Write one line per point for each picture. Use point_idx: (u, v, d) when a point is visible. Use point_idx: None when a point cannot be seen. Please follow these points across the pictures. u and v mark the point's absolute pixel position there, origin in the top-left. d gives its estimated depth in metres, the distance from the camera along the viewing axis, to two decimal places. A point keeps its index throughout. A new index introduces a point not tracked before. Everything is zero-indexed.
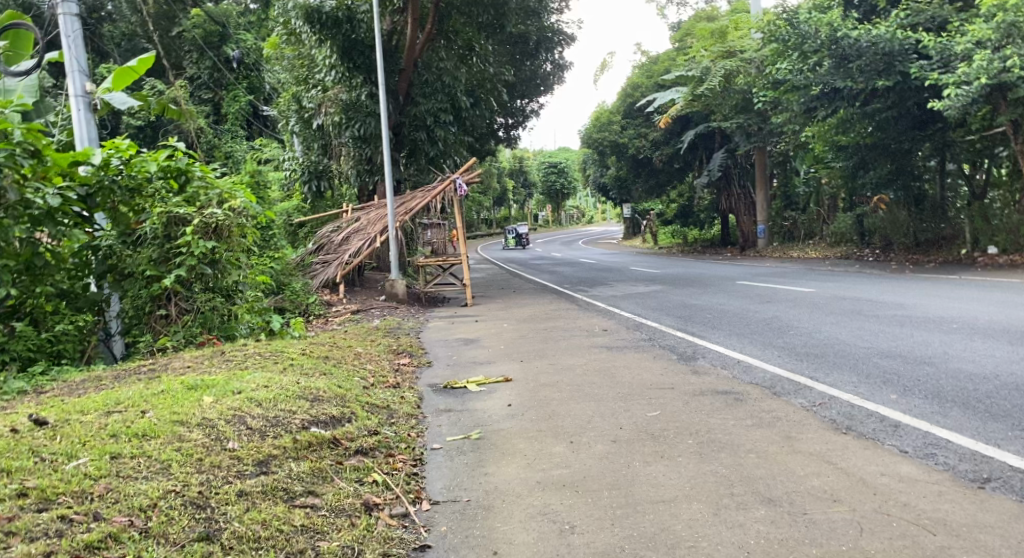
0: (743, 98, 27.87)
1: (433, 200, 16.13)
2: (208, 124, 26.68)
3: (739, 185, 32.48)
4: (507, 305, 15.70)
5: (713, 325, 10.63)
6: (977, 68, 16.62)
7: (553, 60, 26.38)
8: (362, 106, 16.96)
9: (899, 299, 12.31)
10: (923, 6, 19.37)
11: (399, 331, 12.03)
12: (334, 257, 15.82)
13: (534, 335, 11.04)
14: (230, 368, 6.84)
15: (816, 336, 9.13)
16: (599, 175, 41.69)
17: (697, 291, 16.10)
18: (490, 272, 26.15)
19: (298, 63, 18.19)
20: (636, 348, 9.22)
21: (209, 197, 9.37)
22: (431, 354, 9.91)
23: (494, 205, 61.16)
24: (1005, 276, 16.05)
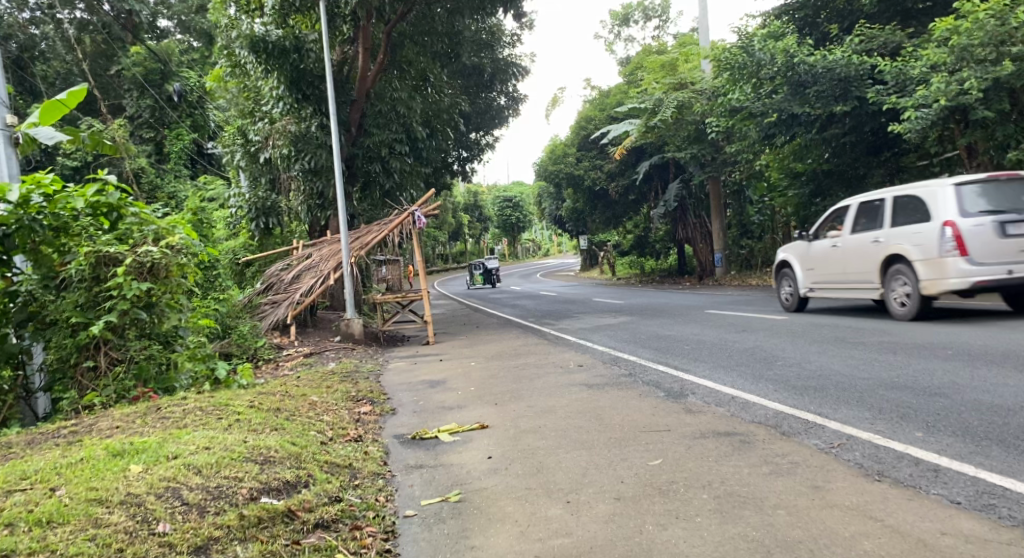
0: (696, 129, 27.70)
1: (390, 234, 15.28)
2: (149, 164, 25.57)
3: (694, 215, 32.30)
4: (471, 342, 14.95)
5: (694, 358, 10.00)
6: (936, 91, 16.33)
7: (507, 93, 25.97)
8: (312, 137, 16.19)
9: (880, 324, 11.86)
10: (875, 32, 19.23)
11: (358, 374, 11.21)
12: (285, 297, 14.95)
13: (505, 374, 10.33)
14: (166, 427, 5.96)
15: (807, 366, 8.53)
16: (555, 208, 41.38)
17: (667, 321, 15.50)
18: (449, 308, 25.42)
19: (245, 96, 17.45)
20: (617, 386, 8.56)
21: (143, 235, 8.53)
22: (395, 399, 9.11)
23: (449, 240, 60.54)
24: None
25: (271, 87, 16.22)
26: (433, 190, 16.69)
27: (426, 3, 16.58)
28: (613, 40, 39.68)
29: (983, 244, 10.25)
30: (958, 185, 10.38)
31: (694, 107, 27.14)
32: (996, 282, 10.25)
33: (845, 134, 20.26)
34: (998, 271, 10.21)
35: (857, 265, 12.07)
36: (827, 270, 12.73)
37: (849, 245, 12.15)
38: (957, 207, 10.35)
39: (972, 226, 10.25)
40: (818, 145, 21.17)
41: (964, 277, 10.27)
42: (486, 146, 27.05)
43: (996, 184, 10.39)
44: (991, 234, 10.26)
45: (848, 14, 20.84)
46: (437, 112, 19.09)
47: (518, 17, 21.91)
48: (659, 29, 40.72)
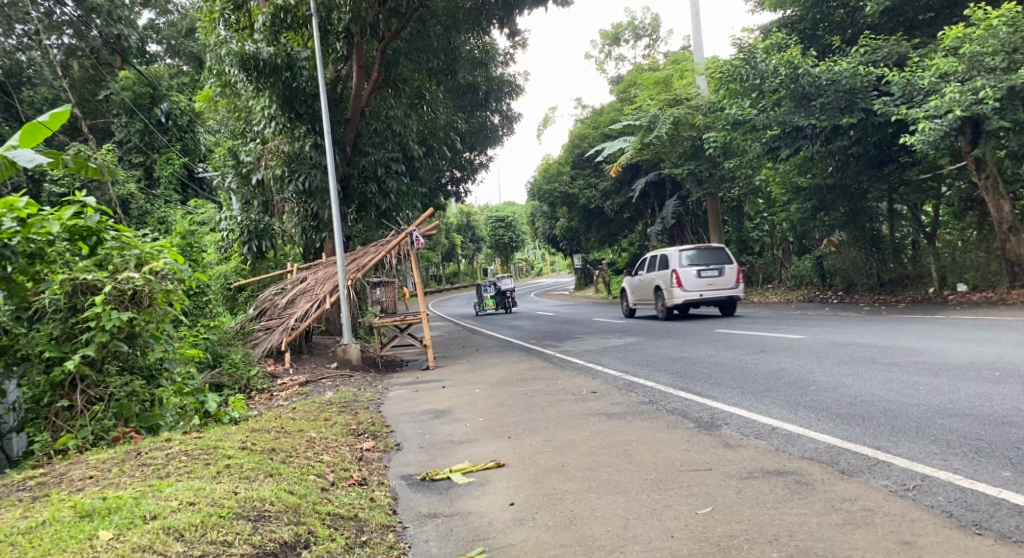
0: (693, 144, 27.14)
1: (388, 255, 14.63)
2: (137, 188, 24.73)
3: (693, 233, 31.43)
4: (475, 367, 14.30)
5: (718, 383, 9.38)
6: (947, 101, 15.83)
7: (502, 112, 25.51)
8: (306, 157, 15.56)
9: (906, 342, 11.29)
10: (880, 43, 18.65)
11: (356, 404, 10.52)
12: (278, 322, 14.24)
13: (514, 402, 9.69)
14: (146, 478, 5.27)
15: (845, 391, 7.91)
16: (550, 228, 40.74)
17: (677, 342, 14.86)
18: (446, 330, 24.72)
19: (234, 116, 16.79)
20: (641, 415, 7.95)
21: (124, 259, 7.83)
22: (398, 432, 8.41)
23: (443, 261, 59.69)
24: (995, 315, 15.17)
25: (263, 105, 15.60)
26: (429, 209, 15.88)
27: (421, 17, 15.98)
28: (604, 59, 39.22)
29: (691, 279, 18.06)
30: (681, 250, 18.27)
31: (691, 122, 26.63)
32: (696, 302, 18.08)
33: (853, 145, 19.74)
34: (696, 295, 18.02)
35: (647, 292, 20.18)
36: (639, 295, 20.52)
37: (644, 281, 20.04)
38: (678, 260, 18.20)
39: (685, 271, 18.10)
40: (824, 158, 20.61)
41: (680, 297, 18.11)
42: (480, 166, 26.40)
43: (701, 248, 18.20)
44: (696, 275, 18.09)
45: (852, 25, 20.35)
46: (433, 130, 18.50)
47: (513, 34, 21.42)
48: (651, 47, 40.31)
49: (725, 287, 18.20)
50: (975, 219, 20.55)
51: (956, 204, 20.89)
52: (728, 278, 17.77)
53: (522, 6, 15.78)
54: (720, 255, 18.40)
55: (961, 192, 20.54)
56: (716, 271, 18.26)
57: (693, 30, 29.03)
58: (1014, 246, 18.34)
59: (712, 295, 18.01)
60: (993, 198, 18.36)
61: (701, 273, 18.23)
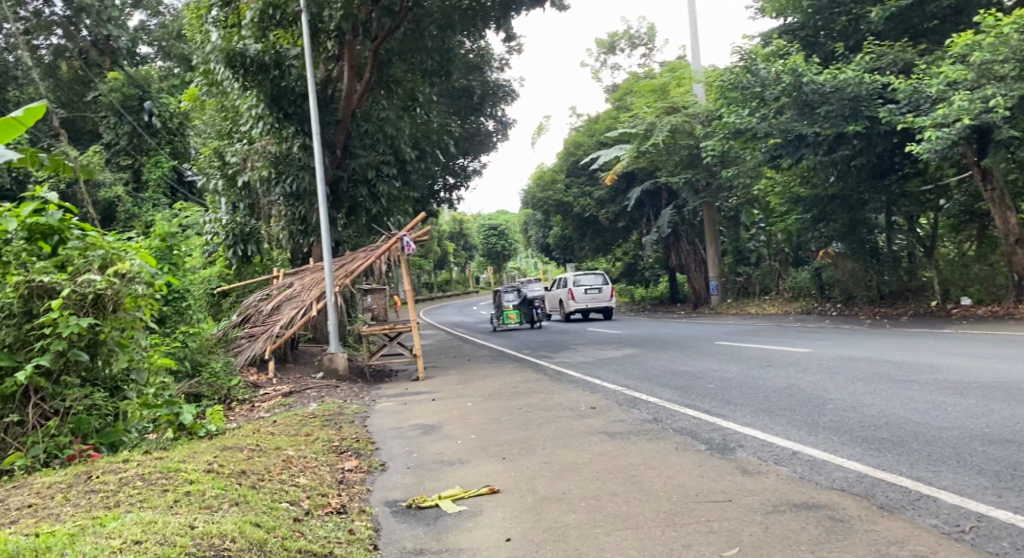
0: (690, 153, 26.56)
1: (377, 261, 14.05)
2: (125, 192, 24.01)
3: (688, 241, 30.49)
4: (467, 378, 13.71)
5: (727, 400, 8.81)
6: (956, 109, 15.23)
7: (496, 118, 24.94)
8: (294, 159, 15.01)
9: (921, 358, 10.72)
10: (885, 49, 18.08)
11: (341, 418, 9.88)
12: (262, 329, 13.61)
13: (508, 417, 9.10)
14: (94, 510, 4.80)
15: (867, 411, 7.34)
16: (544, 236, 40.24)
17: (677, 354, 14.32)
18: (437, 339, 24.09)
19: (221, 116, 16.00)
20: (646, 435, 7.40)
21: (87, 260, 7.25)
22: (384, 449, 7.81)
23: (435, 268, 59.04)
24: (1006, 330, 14.62)
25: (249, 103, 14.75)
26: (423, 213, 15.27)
27: (416, 18, 15.34)
28: (599, 68, 38.69)
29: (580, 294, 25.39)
30: (577, 273, 25.62)
31: (688, 131, 26.10)
32: (582, 311, 25.44)
33: (856, 155, 19.23)
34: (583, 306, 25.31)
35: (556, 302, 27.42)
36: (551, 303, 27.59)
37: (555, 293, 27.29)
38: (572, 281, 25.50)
39: (577, 289, 25.41)
40: (827, 167, 20.03)
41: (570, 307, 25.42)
42: (474, 173, 25.79)
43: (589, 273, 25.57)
44: (583, 292, 25.42)
45: (855, 32, 19.76)
46: (426, 134, 17.84)
47: (509, 38, 20.92)
48: (645, 56, 39.86)
49: (604, 301, 25.58)
50: (976, 232, 20.17)
51: (955, 214, 20.38)
52: (604, 294, 25.10)
53: (519, 7, 15.27)
54: (602, 278, 25.75)
55: (963, 199, 19.97)
56: (598, 290, 25.64)
57: (691, 36, 28.53)
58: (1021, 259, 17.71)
59: (594, 306, 25.35)
60: (999, 210, 17.70)
61: (588, 291, 25.58)
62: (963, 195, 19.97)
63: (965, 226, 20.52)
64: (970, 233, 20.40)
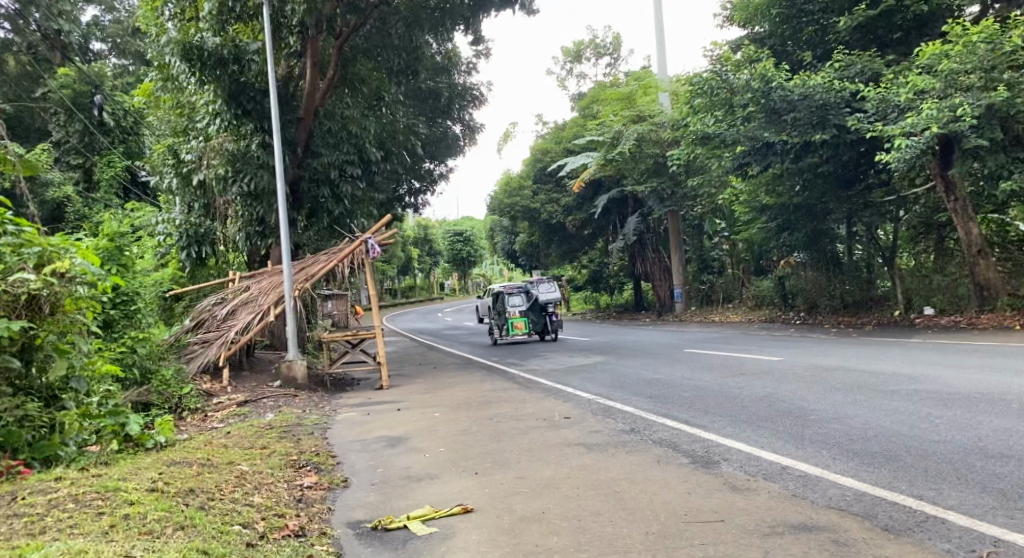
0: (657, 161, 26.35)
1: (339, 265, 13.57)
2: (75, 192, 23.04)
3: (653, 249, 30.25)
4: (433, 386, 13.27)
5: (704, 409, 8.51)
6: (925, 117, 15.15)
7: (464, 122, 24.48)
8: (252, 157, 14.33)
9: (898, 368, 10.54)
10: (852, 58, 17.90)
11: (300, 429, 9.39)
12: (216, 335, 13.02)
13: (478, 428, 8.71)
14: (16, 540, 4.40)
15: (852, 423, 7.07)
16: (510, 243, 39.89)
17: (648, 361, 14.02)
18: (401, 346, 23.53)
19: (178, 112, 15.25)
20: (625, 447, 7.08)
21: (21, 257, 6.78)
22: (347, 463, 7.38)
23: (398, 274, 58.30)
24: (975, 340, 14.57)
25: (206, 98, 14.13)
26: (389, 215, 14.86)
27: (382, 15, 14.86)
28: (565, 75, 38.44)
29: None
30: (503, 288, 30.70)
31: (654, 139, 25.89)
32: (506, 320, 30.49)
33: (823, 164, 19.13)
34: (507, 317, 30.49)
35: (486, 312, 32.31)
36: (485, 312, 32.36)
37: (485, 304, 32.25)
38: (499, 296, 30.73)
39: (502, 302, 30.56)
40: (795, 176, 19.90)
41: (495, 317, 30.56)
42: (439, 178, 25.35)
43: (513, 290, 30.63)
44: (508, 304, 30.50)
45: (821, 42, 19.55)
46: (392, 134, 17.27)
47: (477, 41, 20.53)
48: (612, 66, 39.80)
49: None
50: (934, 242, 20.27)
51: (914, 226, 20.47)
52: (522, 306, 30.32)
53: (489, 7, 14.96)
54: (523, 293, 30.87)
55: (923, 211, 20.09)
56: None
57: (659, 44, 28.38)
58: (982, 270, 17.65)
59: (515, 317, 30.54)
60: (961, 221, 17.68)
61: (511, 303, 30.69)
62: (923, 207, 20.09)
63: (922, 237, 20.55)
64: (928, 244, 20.44)
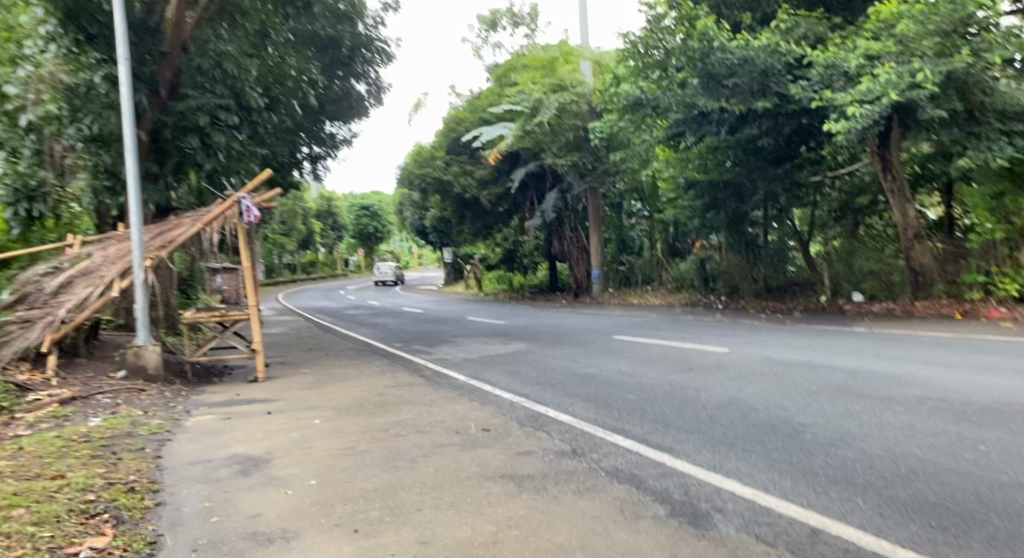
0: (577, 134, 24.24)
1: (206, 230, 11.11)
2: None
3: (570, 227, 28.09)
4: (321, 379, 11.01)
5: (661, 422, 6.61)
6: (881, 83, 13.39)
7: (369, 81, 21.42)
8: (96, 94, 11.36)
9: (870, 365, 8.87)
10: (796, 20, 15.88)
11: (125, 441, 7.04)
12: (41, 314, 10.35)
13: (369, 444, 6.60)
14: None
15: (872, 449, 5.35)
16: (421, 217, 37.38)
17: (576, 351, 12.04)
18: (293, 327, 20.92)
19: (4, 35, 12.08)
20: (573, 480, 5.20)
21: None
22: (175, 503, 5.21)
23: (302, 249, 54.67)
24: (930, 330, 13.03)
25: (37, 18, 11.26)
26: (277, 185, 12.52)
27: None
28: (481, 45, 35.99)
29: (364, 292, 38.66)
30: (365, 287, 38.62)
31: (575, 111, 23.73)
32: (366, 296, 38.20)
33: (761, 137, 16.99)
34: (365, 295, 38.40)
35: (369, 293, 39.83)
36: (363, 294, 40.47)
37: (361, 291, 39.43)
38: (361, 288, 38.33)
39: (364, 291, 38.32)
40: (727, 149, 17.88)
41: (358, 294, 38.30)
42: (342, 143, 22.67)
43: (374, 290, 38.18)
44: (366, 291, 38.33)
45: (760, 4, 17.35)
46: (280, 77, 14.39)
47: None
48: (528, 39, 37.64)
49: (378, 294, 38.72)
50: (848, 229, 18.93)
51: (831, 212, 19.10)
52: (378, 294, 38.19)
53: None
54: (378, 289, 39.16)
55: (843, 194, 18.63)
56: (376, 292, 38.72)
57: (580, 12, 26.33)
58: (917, 255, 15.89)
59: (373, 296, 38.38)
60: (898, 202, 15.82)
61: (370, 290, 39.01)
62: (840, 192, 18.75)
63: (836, 221, 19.16)
64: (841, 230, 19.06)
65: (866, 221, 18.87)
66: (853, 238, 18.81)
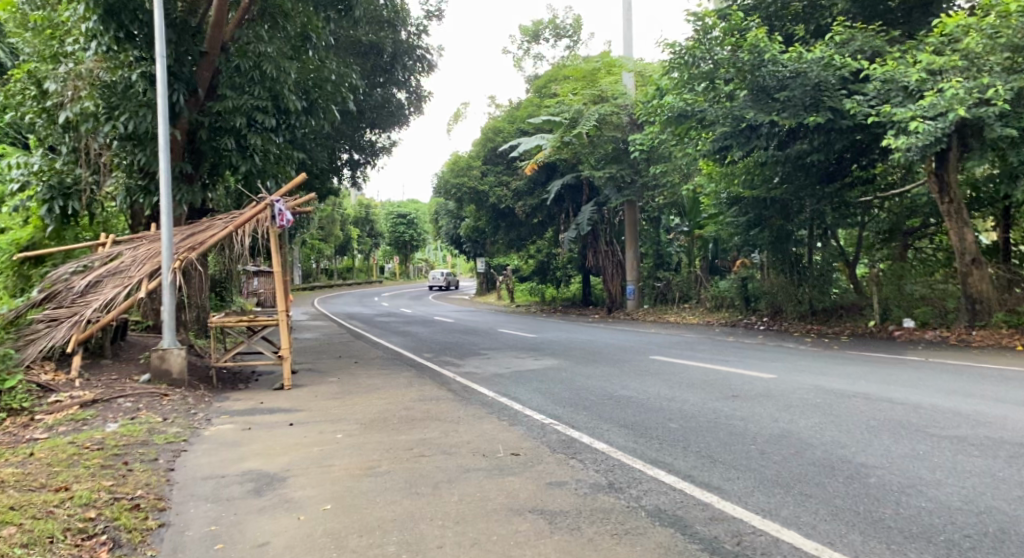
0: (616, 146, 23.71)
1: (237, 233, 10.82)
2: None
3: (608, 241, 27.49)
4: (347, 389, 10.65)
5: (708, 455, 6.11)
6: (947, 97, 12.74)
7: (409, 90, 21.17)
8: (133, 93, 11.20)
9: (930, 399, 8.28)
10: (851, 33, 15.22)
11: (137, 450, 6.70)
12: (69, 313, 10.13)
13: (391, 464, 6.18)
14: None
15: (951, 502, 4.85)
16: (456, 226, 37.06)
17: (611, 370, 11.53)
18: (324, 333, 20.64)
19: (46, 32, 11.94)
20: (611, 520, 4.75)
21: None
22: (183, 526, 4.86)
23: (337, 254, 54.69)
24: (988, 361, 12.27)
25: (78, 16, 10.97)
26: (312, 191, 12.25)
27: None
28: (522, 55, 35.66)
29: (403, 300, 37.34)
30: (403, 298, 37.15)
31: (616, 123, 23.21)
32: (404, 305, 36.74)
33: (812, 152, 16.33)
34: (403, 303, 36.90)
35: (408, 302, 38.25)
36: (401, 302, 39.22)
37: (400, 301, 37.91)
38: None
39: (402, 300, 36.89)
40: (776, 163, 17.17)
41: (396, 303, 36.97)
42: (382, 150, 22.44)
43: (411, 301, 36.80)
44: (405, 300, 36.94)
45: (814, 15, 16.65)
46: (319, 81, 14.06)
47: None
48: (569, 50, 37.25)
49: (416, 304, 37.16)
50: (896, 252, 18.02)
51: (879, 232, 18.24)
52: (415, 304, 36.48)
53: None
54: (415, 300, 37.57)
55: (892, 215, 17.80)
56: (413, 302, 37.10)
57: (624, 23, 25.86)
58: (974, 282, 15.11)
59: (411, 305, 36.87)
60: (955, 225, 15.05)
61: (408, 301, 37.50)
62: (889, 213, 17.89)
63: (883, 244, 18.34)
64: (888, 253, 18.17)
65: (914, 244, 18.00)
66: (902, 260, 17.91)
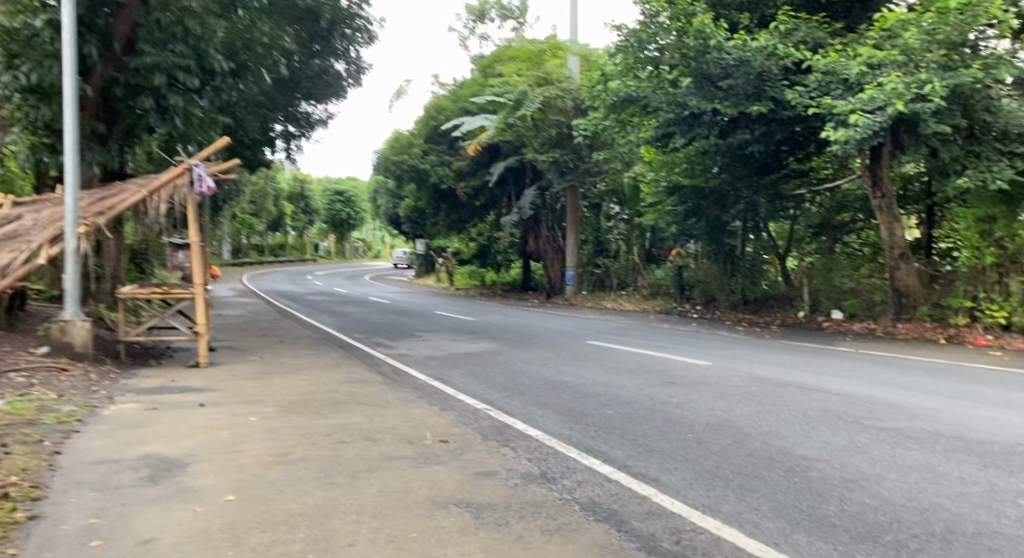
0: (559, 131, 23.37)
1: (150, 199, 10.07)
2: None
3: (548, 226, 27.16)
4: (268, 369, 10.07)
5: (644, 444, 5.80)
6: (886, 92, 12.64)
7: (348, 61, 20.32)
8: (39, 42, 10.28)
9: (867, 391, 8.14)
10: (796, 22, 15.05)
11: (22, 431, 6.06)
12: None
13: (305, 451, 5.69)
14: None
15: (896, 498, 4.62)
16: (395, 206, 36.30)
17: (547, 355, 11.18)
18: (251, 310, 19.86)
19: None
20: (541, 516, 4.38)
21: None
22: (60, 518, 4.31)
23: (270, 230, 53.28)
24: (919, 355, 12.31)
25: None
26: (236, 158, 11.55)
27: None
28: (468, 35, 34.98)
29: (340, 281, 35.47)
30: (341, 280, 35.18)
31: (560, 107, 22.87)
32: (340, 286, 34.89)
33: (753, 143, 16.11)
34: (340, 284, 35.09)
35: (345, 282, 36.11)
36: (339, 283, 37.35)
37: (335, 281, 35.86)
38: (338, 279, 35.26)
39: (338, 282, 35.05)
40: (713, 153, 16.97)
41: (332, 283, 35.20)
42: (318, 124, 21.60)
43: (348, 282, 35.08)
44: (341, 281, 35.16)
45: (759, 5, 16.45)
46: (248, 41, 13.09)
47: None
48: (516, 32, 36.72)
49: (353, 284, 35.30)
50: (824, 246, 18.06)
51: (809, 226, 18.28)
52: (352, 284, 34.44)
53: None
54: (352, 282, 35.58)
55: (822, 210, 17.81)
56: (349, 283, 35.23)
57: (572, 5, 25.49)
58: (902, 275, 15.06)
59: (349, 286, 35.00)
60: (885, 220, 15.04)
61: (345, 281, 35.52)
62: (820, 209, 17.91)
63: (813, 237, 18.39)
64: (818, 246, 18.21)
65: (843, 239, 18.00)
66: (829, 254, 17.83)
